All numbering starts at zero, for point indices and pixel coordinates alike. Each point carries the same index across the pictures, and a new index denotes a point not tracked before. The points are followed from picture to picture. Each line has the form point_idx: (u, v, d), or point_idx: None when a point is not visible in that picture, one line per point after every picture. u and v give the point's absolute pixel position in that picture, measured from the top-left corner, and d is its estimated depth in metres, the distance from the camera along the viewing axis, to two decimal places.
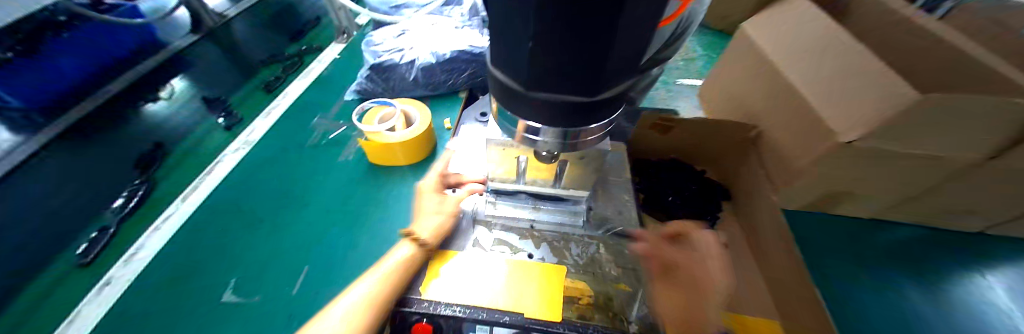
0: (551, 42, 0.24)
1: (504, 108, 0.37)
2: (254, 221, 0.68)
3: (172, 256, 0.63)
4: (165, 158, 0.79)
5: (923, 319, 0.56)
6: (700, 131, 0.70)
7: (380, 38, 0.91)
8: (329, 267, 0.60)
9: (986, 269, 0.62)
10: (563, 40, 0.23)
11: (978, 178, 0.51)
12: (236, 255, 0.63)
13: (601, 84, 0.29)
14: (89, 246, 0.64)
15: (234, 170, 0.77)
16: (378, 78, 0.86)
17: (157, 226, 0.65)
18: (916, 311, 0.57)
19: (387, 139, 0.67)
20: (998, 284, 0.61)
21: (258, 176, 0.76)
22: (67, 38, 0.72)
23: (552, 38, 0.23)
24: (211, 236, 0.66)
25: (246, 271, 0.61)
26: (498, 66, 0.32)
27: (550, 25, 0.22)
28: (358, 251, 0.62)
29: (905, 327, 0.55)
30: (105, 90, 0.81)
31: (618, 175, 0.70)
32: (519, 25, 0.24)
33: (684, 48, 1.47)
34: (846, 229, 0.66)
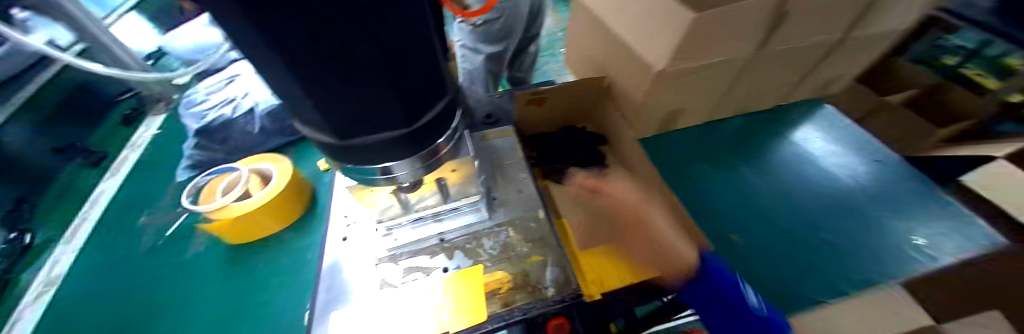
0: (319, 82, 0.23)
1: (341, 162, 0.34)
2: None
3: None
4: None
5: (755, 188, 0.70)
6: (565, 93, 0.75)
7: (203, 95, 0.79)
8: None
9: (788, 134, 0.80)
10: (327, 79, 0.23)
11: (761, 65, 0.65)
12: None
13: (410, 109, 0.29)
14: None
15: (66, 322, 0.66)
16: (214, 141, 0.74)
17: None
18: (750, 183, 0.71)
19: (235, 211, 0.58)
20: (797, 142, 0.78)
21: (97, 316, 0.64)
22: None
23: (319, 78, 0.22)
24: None
25: None
26: (307, 127, 0.30)
27: (307, 66, 0.21)
28: None
29: (746, 200, 0.68)
30: None
31: (511, 158, 0.72)
32: (284, 77, 0.23)
33: (556, 18, 1.57)
34: (690, 137, 0.80)
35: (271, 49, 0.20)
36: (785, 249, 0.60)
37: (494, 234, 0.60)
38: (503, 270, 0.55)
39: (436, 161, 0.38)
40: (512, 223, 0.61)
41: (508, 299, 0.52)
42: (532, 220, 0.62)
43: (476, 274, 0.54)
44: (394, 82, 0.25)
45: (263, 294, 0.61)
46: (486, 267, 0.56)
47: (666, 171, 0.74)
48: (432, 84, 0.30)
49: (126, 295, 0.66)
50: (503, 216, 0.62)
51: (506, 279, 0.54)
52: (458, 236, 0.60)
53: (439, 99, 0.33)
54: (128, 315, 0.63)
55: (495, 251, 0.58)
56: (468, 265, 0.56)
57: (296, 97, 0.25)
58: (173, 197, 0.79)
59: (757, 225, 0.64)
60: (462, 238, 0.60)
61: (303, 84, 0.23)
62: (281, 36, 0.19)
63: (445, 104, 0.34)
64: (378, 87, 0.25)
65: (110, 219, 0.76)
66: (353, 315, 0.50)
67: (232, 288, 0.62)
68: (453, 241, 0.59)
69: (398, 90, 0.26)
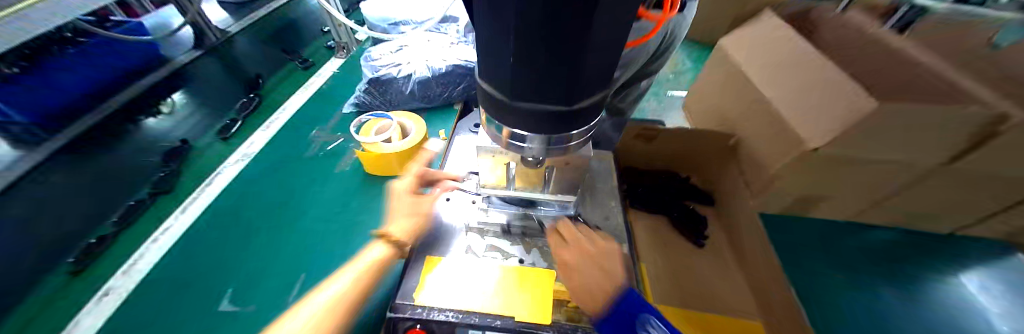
0: (528, 54, 0.28)
1: (493, 118, 0.40)
2: (250, 231, 0.70)
3: (169, 267, 0.65)
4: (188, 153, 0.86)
5: (896, 315, 0.59)
6: (683, 141, 0.74)
7: (378, 54, 0.96)
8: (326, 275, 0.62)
9: (957, 269, 0.65)
10: (537, 52, 0.27)
11: (943, 180, 0.55)
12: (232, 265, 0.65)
13: (577, 94, 0.33)
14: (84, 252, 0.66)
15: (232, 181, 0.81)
16: (376, 92, 0.90)
17: (156, 237, 0.70)
18: (890, 307, 0.60)
19: (381, 149, 0.70)
20: (969, 282, 0.63)
21: (255, 187, 0.79)
22: (65, 52, 0.77)
23: (531, 52, 0.27)
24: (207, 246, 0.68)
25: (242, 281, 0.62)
26: (485, 79, 0.36)
27: (529, 42, 0.26)
28: (355, 257, 0.65)
29: (880, 322, 0.58)
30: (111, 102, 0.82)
31: (605, 181, 0.73)
32: (503, 42, 0.28)
33: (673, 60, 1.52)
34: (821, 230, 0.70)
35: (516, 17, 0.24)
36: None
37: None
38: None
39: (562, 148, 0.43)
40: None
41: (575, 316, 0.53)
42: None
43: (548, 276, 0.56)
44: (581, 67, 0.29)
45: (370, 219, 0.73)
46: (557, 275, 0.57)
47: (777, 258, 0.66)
48: (602, 78, 0.33)
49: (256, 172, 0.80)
50: (588, 234, 0.63)
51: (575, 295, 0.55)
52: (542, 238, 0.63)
53: (598, 91, 0.36)
54: (277, 196, 0.77)
55: None
56: (543, 266, 0.59)
57: (499, 57, 0.30)
58: (329, 119, 0.98)
59: None
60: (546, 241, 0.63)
61: (516, 50, 0.28)
62: (529, 16, 0.24)
63: (600, 99, 0.37)
64: (567, 70, 0.29)
65: (284, 120, 0.97)
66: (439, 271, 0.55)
67: (357, 207, 0.74)
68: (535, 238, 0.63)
69: (578, 75, 0.30)
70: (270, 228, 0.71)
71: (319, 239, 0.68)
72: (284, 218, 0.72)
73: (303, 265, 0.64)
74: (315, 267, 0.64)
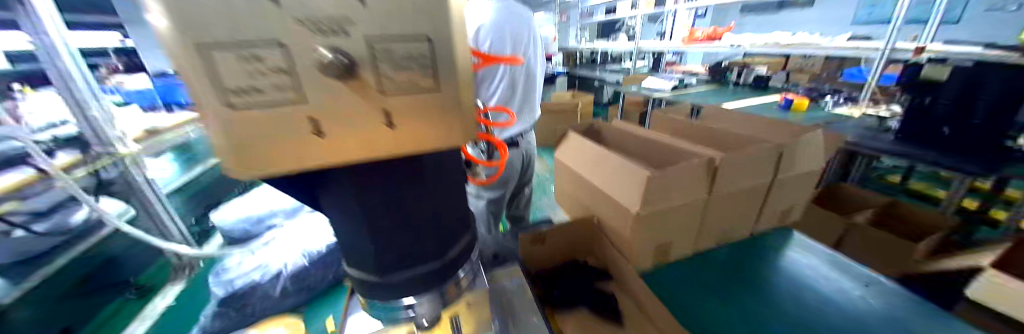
0: (388, 229, 0.35)
1: (373, 297, 0.40)
2: None
3: None
4: None
5: (763, 319, 0.72)
6: (561, 234, 0.87)
7: (235, 261, 0.85)
8: None
9: (773, 258, 0.88)
10: (393, 225, 0.34)
11: (720, 202, 0.78)
12: None
13: (440, 244, 0.38)
14: None
15: None
16: (232, 307, 0.76)
17: None
18: (757, 313, 0.74)
19: None
20: (783, 265, 0.86)
21: None
22: None
23: (389, 227, 0.35)
24: None
25: None
26: (353, 265, 0.38)
27: (384, 218, 0.34)
28: None
29: (757, 330, 0.70)
30: None
31: (521, 297, 0.75)
32: (362, 229, 0.34)
33: (542, 165, 1.84)
34: (688, 266, 0.86)
35: (368, 206, 0.32)
36: None
37: None
38: None
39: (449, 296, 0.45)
40: None
41: None
42: None
43: None
44: (434, 222, 0.37)
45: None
46: None
47: (672, 309, 0.76)
48: (457, 224, 0.40)
49: None
50: None
51: None
52: None
53: (462, 234, 0.42)
54: None
55: None
56: None
57: (362, 241, 0.35)
58: None
59: None
60: None
61: (375, 231, 0.34)
62: (370, 201, 0.32)
63: (466, 241, 0.43)
64: (419, 229, 0.36)
65: None
66: None
67: None
68: None
69: (435, 231, 0.37)
70: None
71: None
72: None
73: None
74: None
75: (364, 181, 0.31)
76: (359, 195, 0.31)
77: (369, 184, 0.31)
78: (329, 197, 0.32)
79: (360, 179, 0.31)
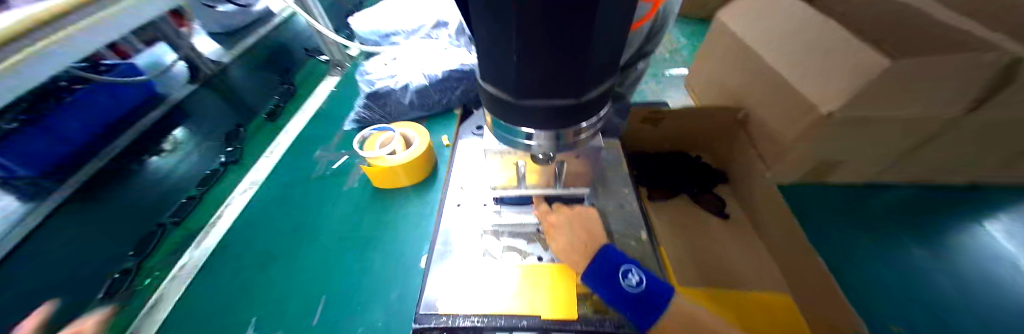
0: (531, 55, 0.28)
1: (499, 119, 0.40)
2: (269, 259, 0.70)
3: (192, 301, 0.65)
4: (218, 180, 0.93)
5: (929, 276, 0.58)
6: (687, 119, 0.73)
7: (373, 67, 0.96)
8: (352, 295, 0.63)
9: (985, 219, 0.64)
10: (540, 52, 0.28)
11: (964, 129, 0.53)
12: (254, 294, 0.65)
13: (581, 81, 0.32)
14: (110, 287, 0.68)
15: (248, 208, 0.81)
16: (375, 105, 0.91)
17: (176, 275, 0.70)
18: (920, 267, 0.59)
19: (389, 162, 0.73)
20: (996, 231, 0.62)
21: (272, 212, 0.80)
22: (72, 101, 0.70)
23: (533, 53, 0.28)
24: (229, 276, 0.69)
25: (266, 308, 0.63)
26: (487, 81, 0.36)
27: (529, 40, 0.27)
28: (375, 273, 0.66)
29: (911, 282, 0.57)
30: (116, 145, 0.80)
31: (616, 170, 0.72)
32: (504, 44, 0.28)
33: (667, 38, 1.49)
34: (840, 194, 0.70)
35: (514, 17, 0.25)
36: None
37: None
38: None
39: (573, 142, 0.43)
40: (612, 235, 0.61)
41: (601, 307, 0.52)
42: (633, 238, 0.61)
43: (567, 274, 0.56)
44: (585, 59, 0.29)
45: (381, 230, 0.73)
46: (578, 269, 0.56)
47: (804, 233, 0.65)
48: (605, 64, 0.32)
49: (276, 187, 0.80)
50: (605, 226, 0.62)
51: None
52: None
53: (605, 79, 0.35)
54: (292, 220, 0.77)
55: None
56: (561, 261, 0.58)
57: (501, 58, 0.30)
58: (331, 139, 0.97)
59: (930, 320, 0.53)
60: None
61: (520, 54, 0.28)
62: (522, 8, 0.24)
63: (607, 89, 0.36)
64: (564, 59, 0.29)
65: (286, 145, 0.96)
66: (452, 273, 0.57)
67: (370, 223, 0.75)
68: None
69: (582, 66, 0.30)
70: (290, 254, 0.71)
71: (337, 257, 0.69)
72: (301, 242, 0.72)
73: (324, 285, 0.65)
74: (335, 289, 0.64)
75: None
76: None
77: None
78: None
79: None
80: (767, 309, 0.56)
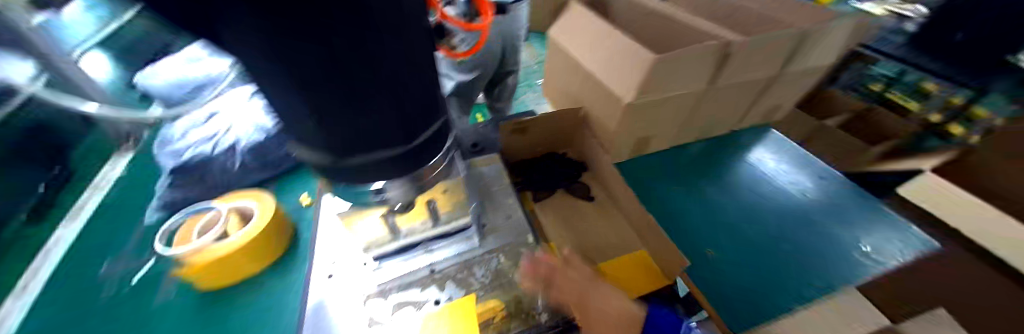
0: (332, 113, 0.26)
1: (332, 180, 0.36)
2: None
3: None
4: None
5: (719, 205, 0.78)
6: (538, 125, 0.81)
7: (181, 132, 0.78)
8: None
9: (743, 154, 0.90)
10: (339, 109, 0.26)
11: (714, 96, 0.73)
12: None
13: (407, 129, 0.31)
14: None
15: None
16: (191, 180, 0.74)
17: None
18: (714, 200, 0.79)
19: (217, 250, 0.62)
20: (750, 159, 0.88)
21: None
22: None
23: (331, 111, 0.26)
24: None
25: None
26: (302, 147, 0.32)
27: (320, 97, 0.24)
28: None
29: (710, 213, 0.76)
30: None
31: (499, 183, 0.75)
32: (293, 105, 0.25)
33: (525, 52, 1.64)
34: (660, 159, 0.88)
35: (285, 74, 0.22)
36: (742, 257, 0.68)
37: (485, 261, 0.61)
38: (494, 298, 0.57)
39: (424, 184, 0.42)
40: (504, 248, 0.63)
41: (501, 328, 0.54)
42: (522, 245, 0.64)
43: (467, 307, 0.55)
44: (397, 108, 0.29)
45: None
46: (478, 298, 0.57)
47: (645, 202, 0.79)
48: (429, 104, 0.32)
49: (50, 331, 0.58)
50: (495, 243, 0.64)
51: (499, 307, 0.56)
52: (448, 266, 0.61)
53: (432, 120, 0.35)
54: None
55: (487, 280, 0.59)
56: (460, 295, 0.57)
57: (297, 119, 0.27)
58: (132, 240, 0.77)
59: (724, 238, 0.72)
60: (453, 267, 0.61)
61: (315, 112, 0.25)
62: (301, 65, 0.21)
63: (440, 127, 0.37)
64: (378, 110, 0.27)
65: None
66: None
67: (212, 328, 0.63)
68: (445, 271, 0.61)
69: (397, 113, 0.29)
70: None
71: None
72: None
73: None
74: None
75: (281, 34, 0.19)
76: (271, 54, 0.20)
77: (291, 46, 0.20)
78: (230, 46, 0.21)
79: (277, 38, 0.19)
80: (623, 269, 0.67)
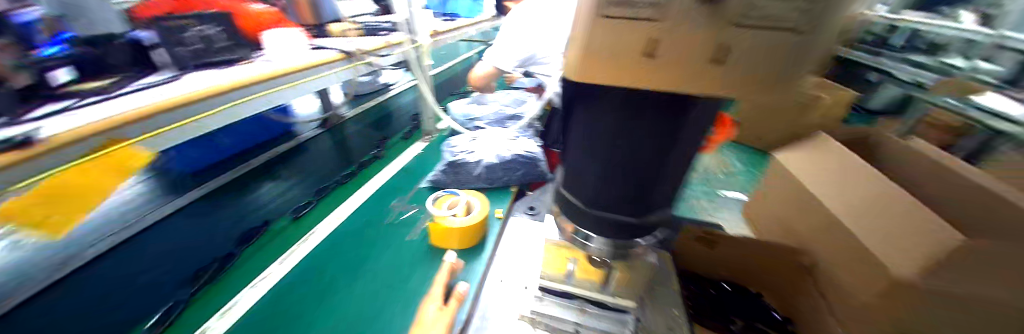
0: (613, 173, 0.40)
1: (568, 218, 0.48)
2: (331, 293, 0.76)
3: (258, 312, 0.71)
4: (309, 205, 1.01)
5: None
6: (747, 250, 0.73)
7: (456, 141, 1.12)
8: None
9: None
10: (616, 178, 0.40)
11: None
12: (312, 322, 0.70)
13: (642, 207, 0.42)
14: (203, 272, 0.76)
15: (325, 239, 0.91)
16: (449, 172, 1.04)
17: (255, 283, 0.77)
18: None
19: (447, 223, 0.81)
20: None
21: (343, 248, 0.88)
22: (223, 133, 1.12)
23: (614, 171, 0.40)
24: (296, 298, 0.75)
25: None
26: (565, 185, 0.47)
27: (613, 163, 0.40)
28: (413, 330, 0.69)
29: None
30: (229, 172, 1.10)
31: (667, 285, 0.70)
32: (592, 164, 0.41)
33: (724, 162, 1.50)
34: None
35: (607, 140, 0.38)
36: None
37: None
38: None
39: (624, 249, 0.49)
40: None
41: None
42: None
43: None
44: (651, 186, 0.40)
45: (427, 290, 0.78)
46: None
47: None
48: (664, 194, 0.43)
49: (357, 227, 0.95)
50: None
51: None
52: None
53: (662, 208, 0.45)
54: (357, 258, 0.85)
55: None
56: None
57: (586, 169, 0.42)
58: (406, 192, 1.10)
59: None
60: None
61: (605, 171, 0.40)
62: (617, 146, 0.38)
63: (662, 217, 0.45)
64: (636, 184, 0.40)
65: (369, 189, 1.10)
66: None
67: (419, 279, 0.80)
68: None
69: (646, 191, 0.41)
70: (349, 293, 0.76)
71: (388, 309, 0.73)
72: (361, 282, 0.79)
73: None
74: None
75: (625, 120, 0.36)
76: (611, 120, 0.37)
77: (629, 126, 0.37)
78: (585, 120, 0.40)
79: (621, 122, 0.37)
80: None
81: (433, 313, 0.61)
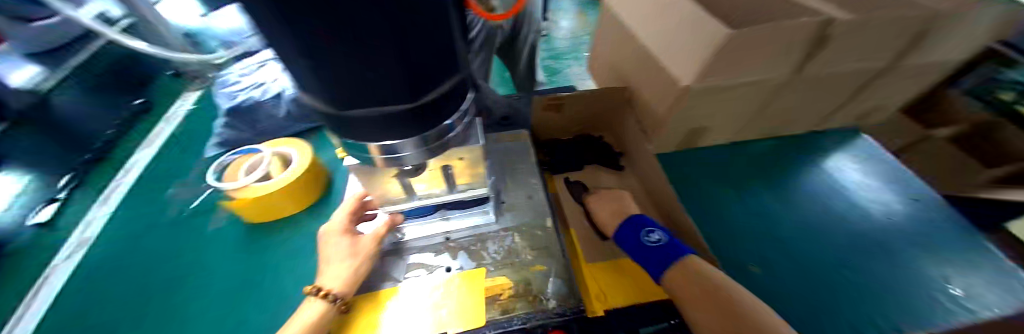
0: (328, 56, 0.25)
1: (347, 138, 0.36)
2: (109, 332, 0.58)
3: None
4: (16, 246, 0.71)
5: (801, 212, 0.67)
6: (585, 100, 0.74)
7: (237, 77, 0.82)
8: None
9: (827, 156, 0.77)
10: (337, 58, 0.25)
11: (795, 86, 0.61)
12: None
13: (414, 86, 0.30)
14: None
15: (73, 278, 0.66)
16: (243, 122, 0.78)
17: None
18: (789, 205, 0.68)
19: (257, 191, 0.62)
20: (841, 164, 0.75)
21: (113, 274, 0.66)
22: None
23: (327, 54, 0.24)
24: None
25: None
26: (309, 89, 0.31)
27: (315, 38, 0.23)
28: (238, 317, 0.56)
29: (788, 219, 0.66)
30: None
31: (523, 162, 0.71)
32: (291, 45, 0.24)
33: (585, 19, 1.46)
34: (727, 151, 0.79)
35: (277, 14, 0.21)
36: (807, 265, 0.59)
37: (499, 238, 0.60)
38: (504, 276, 0.54)
39: (440, 143, 0.41)
40: (519, 228, 0.61)
41: (508, 306, 0.51)
42: (538, 228, 0.60)
43: (479, 278, 0.54)
44: (404, 53, 0.27)
45: (246, 267, 0.63)
46: (489, 272, 0.55)
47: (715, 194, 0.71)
48: (434, 58, 0.30)
49: (123, 242, 0.71)
50: (510, 221, 0.62)
51: (508, 286, 0.53)
52: (462, 236, 0.61)
53: (446, 77, 0.34)
54: (137, 277, 0.65)
55: (499, 256, 0.57)
56: (471, 267, 0.56)
57: (298, 61, 0.26)
58: (192, 170, 0.84)
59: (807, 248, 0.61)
60: (467, 239, 0.61)
61: (316, 56, 0.25)
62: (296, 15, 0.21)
63: (456, 85, 0.36)
64: (378, 64, 0.26)
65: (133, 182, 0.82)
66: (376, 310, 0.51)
67: (235, 260, 0.64)
68: (458, 241, 0.60)
69: (401, 66, 0.28)
70: (137, 319, 0.59)
71: (195, 310, 0.58)
72: (151, 301, 0.61)
73: None
74: None
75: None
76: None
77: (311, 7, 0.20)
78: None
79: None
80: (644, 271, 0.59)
81: (340, 245, 0.52)
